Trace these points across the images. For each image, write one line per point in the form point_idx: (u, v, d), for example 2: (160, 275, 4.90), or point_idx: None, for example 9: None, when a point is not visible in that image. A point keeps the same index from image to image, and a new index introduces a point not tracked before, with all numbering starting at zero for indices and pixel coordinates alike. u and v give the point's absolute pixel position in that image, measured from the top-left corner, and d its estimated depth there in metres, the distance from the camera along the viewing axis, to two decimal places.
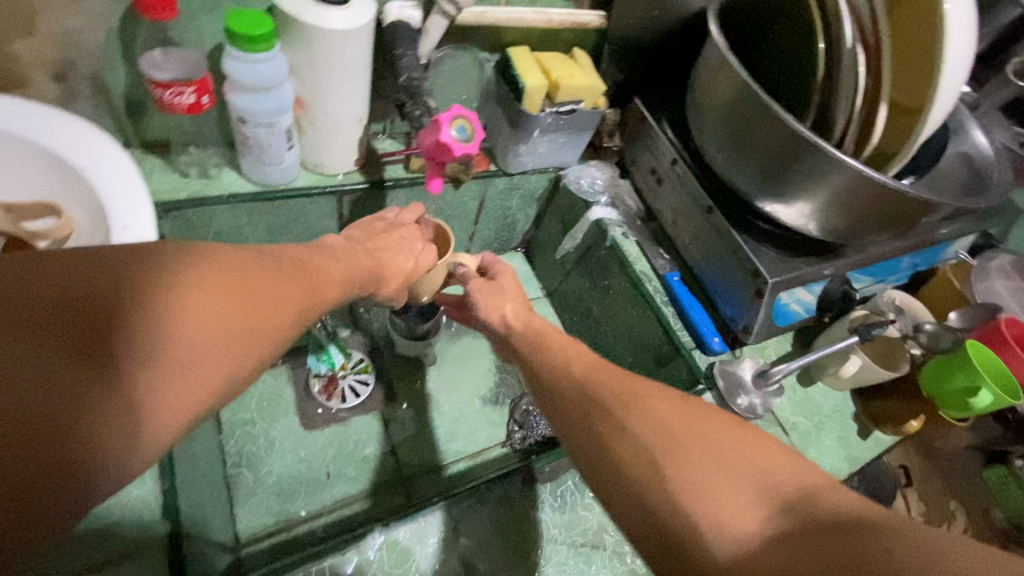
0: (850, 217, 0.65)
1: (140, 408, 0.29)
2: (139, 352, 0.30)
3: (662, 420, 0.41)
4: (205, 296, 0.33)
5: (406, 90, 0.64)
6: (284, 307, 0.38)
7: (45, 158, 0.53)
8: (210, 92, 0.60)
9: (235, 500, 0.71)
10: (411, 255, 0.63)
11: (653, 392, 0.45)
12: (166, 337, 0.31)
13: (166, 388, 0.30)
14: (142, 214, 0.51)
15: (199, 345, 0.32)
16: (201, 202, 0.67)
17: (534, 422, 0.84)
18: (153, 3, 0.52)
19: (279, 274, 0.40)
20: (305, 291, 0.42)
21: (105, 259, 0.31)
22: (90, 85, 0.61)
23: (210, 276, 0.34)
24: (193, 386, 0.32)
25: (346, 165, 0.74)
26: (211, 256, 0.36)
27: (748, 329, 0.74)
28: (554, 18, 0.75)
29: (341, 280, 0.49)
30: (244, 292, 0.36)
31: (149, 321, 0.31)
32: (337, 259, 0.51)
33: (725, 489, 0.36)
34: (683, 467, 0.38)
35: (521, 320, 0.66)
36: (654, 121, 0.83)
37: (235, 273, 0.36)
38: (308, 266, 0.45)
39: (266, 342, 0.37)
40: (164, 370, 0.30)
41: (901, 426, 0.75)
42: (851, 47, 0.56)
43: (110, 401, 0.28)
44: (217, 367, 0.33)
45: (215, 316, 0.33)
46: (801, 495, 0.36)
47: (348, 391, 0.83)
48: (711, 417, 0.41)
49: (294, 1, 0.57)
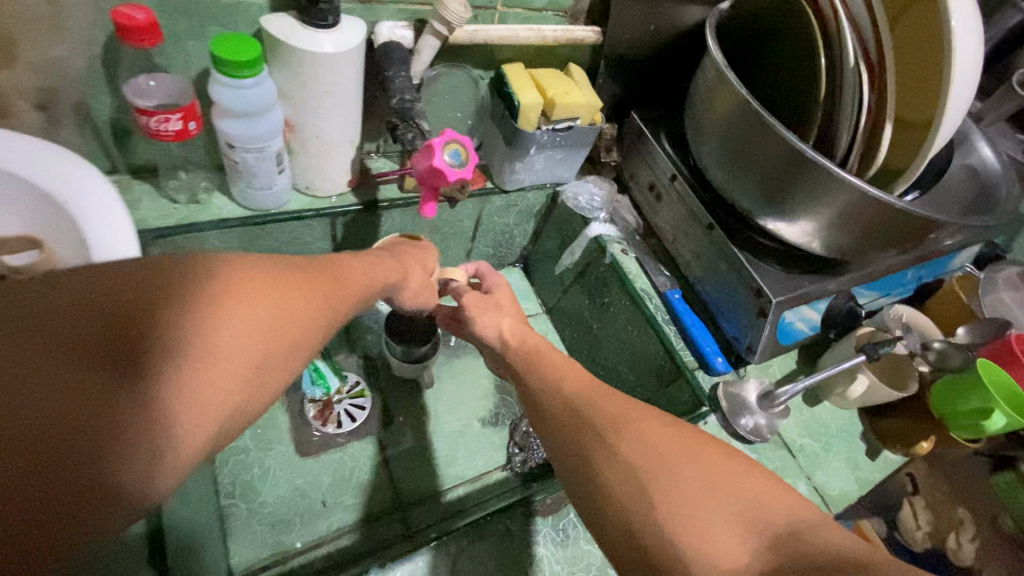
0: (855, 234, 0.64)
1: (162, 440, 0.27)
2: (161, 380, 0.28)
3: (652, 441, 0.41)
4: (229, 317, 0.31)
5: (398, 112, 0.62)
6: (311, 324, 0.36)
7: (28, 190, 0.52)
8: (196, 117, 0.59)
9: (229, 533, 0.69)
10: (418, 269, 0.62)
11: (649, 424, 0.43)
12: (189, 363, 0.29)
13: (188, 418, 0.28)
14: (130, 243, 0.50)
15: (222, 369, 0.30)
16: (190, 227, 0.65)
17: (535, 444, 0.81)
18: (138, 31, 0.51)
19: (308, 288, 0.37)
20: (334, 306, 0.39)
21: (131, 268, 0.29)
22: (75, 113, 0.60)
23: (236, 294, 0.32)
24: (218, 414, 0.30)
25: (338, 187, 0.73)
26: (239, 264, 0.33)
27: (752, 349, 0.72)
28: (548, 34, 0.74)
29: (370, 290, 0.47)
30: (270, 309, 0.33)
31: (171, 347, 0.28)
32: (368, 265, 0.48)
33: (714, 517, 0.36)
34: (679, 505, 0.37)
35: (518, 335, 0.64)
36: (652, 136, 0.82)
37: (266, 284, 0.34)
38: (340, 275, 0.42)
39: (290, 361, 0.35)
40: (187, 399, 0.28)
41: (911, 447, 0.73)
42: (853, 65, 0.55)
43: (130, 433, 0.27)
44: (240, 393, 0.31)
45: (241, 339, 0.31)
46: (790, 529, 0.35)
47: (344, 416, 0.82)
48: (707, 451, 0.41)
49: (279, 25, 0.56)
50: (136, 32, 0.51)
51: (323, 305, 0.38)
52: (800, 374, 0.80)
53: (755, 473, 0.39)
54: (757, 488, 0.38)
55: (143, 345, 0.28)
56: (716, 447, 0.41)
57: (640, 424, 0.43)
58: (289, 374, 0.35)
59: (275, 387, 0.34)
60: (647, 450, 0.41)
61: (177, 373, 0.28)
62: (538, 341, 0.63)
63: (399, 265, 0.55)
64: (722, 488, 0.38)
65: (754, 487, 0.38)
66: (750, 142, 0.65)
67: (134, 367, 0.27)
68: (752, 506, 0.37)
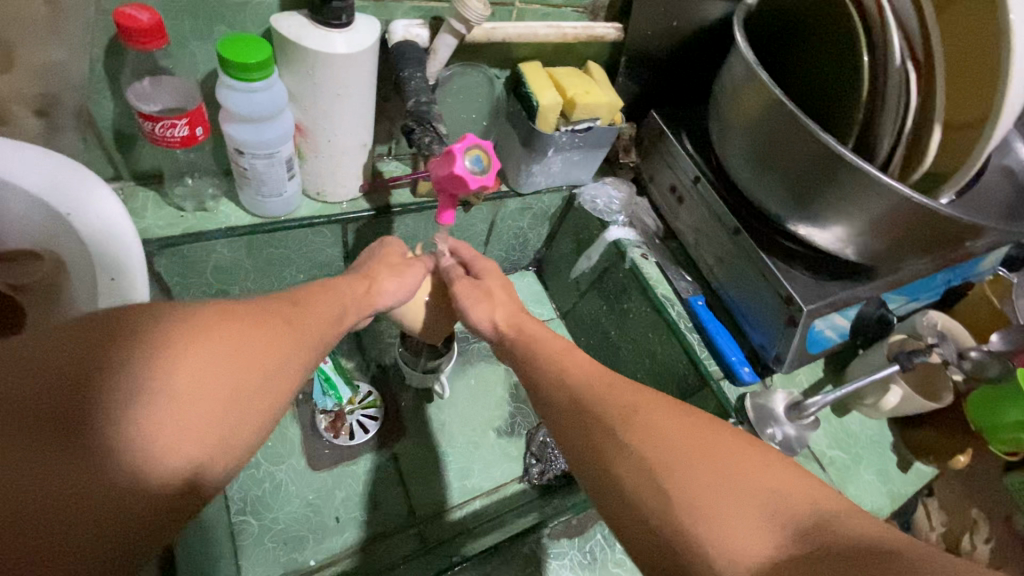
0: (891, 241, 0.61)
1: (144, 475, 0.31)
2: (131, 421, 0.31)
3: (670, 443, 0.38)
4: (187, 358, 0.34)
5: (415, 115, 0.60)
6: (277, 352, 0.39)
7: (30, 201, 0.49)
8: (204, 122, 0.56)
9: (240, 552, 0.68)
10: (392, 269, 0.59)
11: (667, 423, 0.40)
12: (157, 404, 0.32)
13: (165, 452, 0.32)
14: (130, 246, 0.48)
15: (189, 406, 0.33)
16: (198, 237, 0.63)
17: (552, 456, 0.79)
18: (142, 33, 0.48)
19: (267, 319, 0.40)
20: (299, 331, 0.42)
21: (85, 332, 0.33)
22: (76, 119, 0.57)
23: (190, 335, 0.35)
24: (195, 446, 0.33)
25: (350, 193, 0.70)
26: (192, 315, 0.36)
27: (780, 358, 0.69)
28: (568, 31, 0.71)
29: (344, 312, 0.49)
30: (226, 344, 0.36)
31: (136, 392, 0.32)
32: (342, 291, 0.50)
33: (732, 513, 0.34)
34: (702, 507, 0.35)
35: (517, 323, 0.58)
36: (673, 136, 0.79)
37: (218, 324, 0.37)
38: (302, 305, 0.44)
39: (264, 390, 0.38)
40: (160, 437, 0.32)
41: (945, 460, 0.72)
42: (900, 65, 0.52)
43: (114, 473, 0.31)
44: (215, 425, 0.34)
45: (203, 376, 0.34)
46: (815, 522, 0.33)
47: (356, 427, 0.80)
48: (724, 442, 0.38)
49: (291, 24, 0.53)
50: (139, 34, 0.48)
51: (286, 332, 0.40)
52: (828, 382, 0.77)
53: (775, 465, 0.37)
54: (780, 481, 0.36)
55: (109, 395, 0.31)
56: (738, 439, 0.39)
57: (659, 423, 0.40)
58: (267, 402, 0.38)
59: (255, 414, 0.37)
60: (658, 442, 0.39)
61: (145, 416, 0.32)
62: (533, 329, 0.56)
63: (367, 280, 0.55)
64: (739, 484, 0.35)
65: (772, 479, 0.36)
66: (778, 145, 0.62)
67: (104, 416, 0.31)
68: (779, 503, 0.35)
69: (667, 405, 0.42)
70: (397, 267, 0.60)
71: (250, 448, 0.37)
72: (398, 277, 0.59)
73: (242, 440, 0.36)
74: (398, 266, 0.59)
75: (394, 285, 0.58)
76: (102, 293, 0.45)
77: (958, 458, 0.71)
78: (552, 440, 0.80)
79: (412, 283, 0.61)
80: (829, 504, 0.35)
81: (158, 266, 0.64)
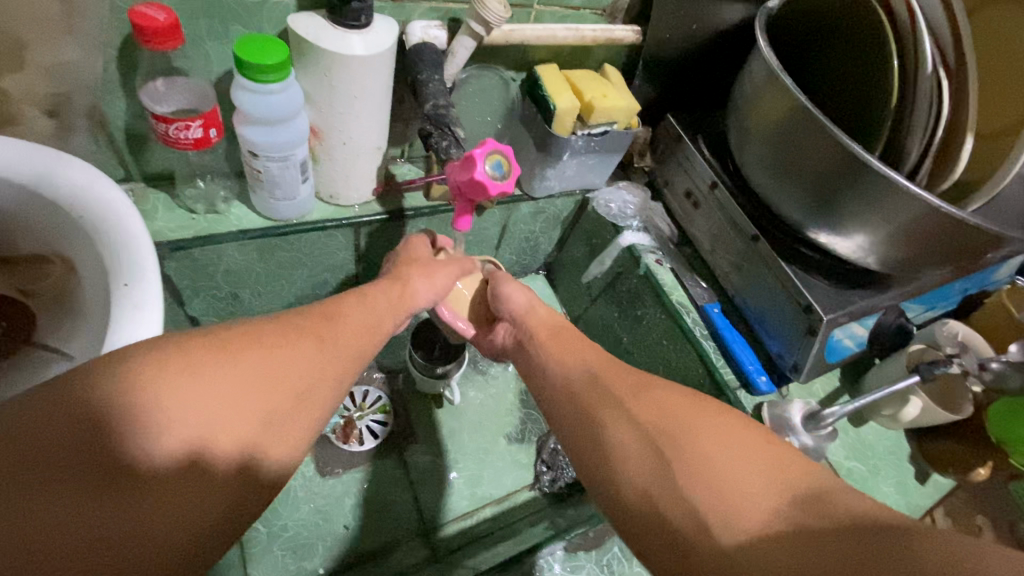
0: (915, 251, 0.59)
1: (155, 473, 0.31)
2: (161, 448, 0.32)
3: (697, 441, 0.37)
4: (210, 380, 0.34)
5: (432, 118, 0.59)
6: (307, 371, 0.39)
7: (37, 203, 0.48)
8: (218, 124, 0.55)
9: (247, 560, 0.67)
10: (419, 267, 0.58)
11: (688, 410, 0.40)
12: (183, 428, 0.32)
13: (197, 474, 0.33)
14: (142, 252, 0.46)
15: (218, 427, 0.34)
16: (208, 239, 0.62)
17: (564, 463, 0.78)
18: (157, 34, 0.47)
19: (296, 339, 0.39)
20: (332, 348, 0.41)
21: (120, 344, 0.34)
22: (88, 119, 0.56)
23: (211, 358, 0.35)
24: (202, 441, 0.33)
25: (362, 197, 0.69)
26: (220, 328, 0.37)
27: (797, 368, 0.69)
28: (587, 34, 0.69)
29: (383, 325, 0.48)
30: (252, 364, 0.36)
31: (164, 419, 0.32)
32: (379, 296, 0.50)
33: (734, 477, 0.35)
34: (703, 475, 0.35)
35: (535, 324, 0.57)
36: (690, 140, 0.77)
37: (235, 331, 0.37)
38: (331, 313, 0.44)
39: (296, 407, 0.38)
40: (190, 460, 0.33)
41: (965, 473, 0.70)
42: (933, 70, 0.51)
43: (150, 490, 0.31)
44: (244, 443, 0.35)
45: (227, 396, 0.34)
46: (812, 492, 0.33)
47: (365, 432, 0.79)
48: (739, 430, 0.38)
49: (309, 25, 0.52)
50: (154, 33, 0.47)
51: (317, 349, 0.40)
52: (844, 392, 0.76)
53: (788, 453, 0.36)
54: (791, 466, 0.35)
55: (137, 425, 0.31)
56: (755, 428, 0.38)
57: (678, 411, 0.40)
58: (300, 417, 0.38)
59: (286, 431, 0.37)
60: (666, 419, 0.40)
61: (171, 442, 0.32)
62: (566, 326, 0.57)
63: (400, 283, 0.54)
64: (746, 457, 0.36)
65: (780, 462, 0.35)
66: (799, 150, 0.61)
67: (133, 445, 0.31)
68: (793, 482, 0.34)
69: (698, 404, 0.41)
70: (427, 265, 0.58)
71: (285, 463, 0.38)
72: (428, 278, 0.57)
73: (276, 455, 0.37)
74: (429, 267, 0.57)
75: (427, 288, 0.56)
76: (114, 300, 0.44)
77: (977, 470, 0.69)
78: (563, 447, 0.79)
79: (442, 282, 0.59)
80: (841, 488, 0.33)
81: (169, 269, 0.63)
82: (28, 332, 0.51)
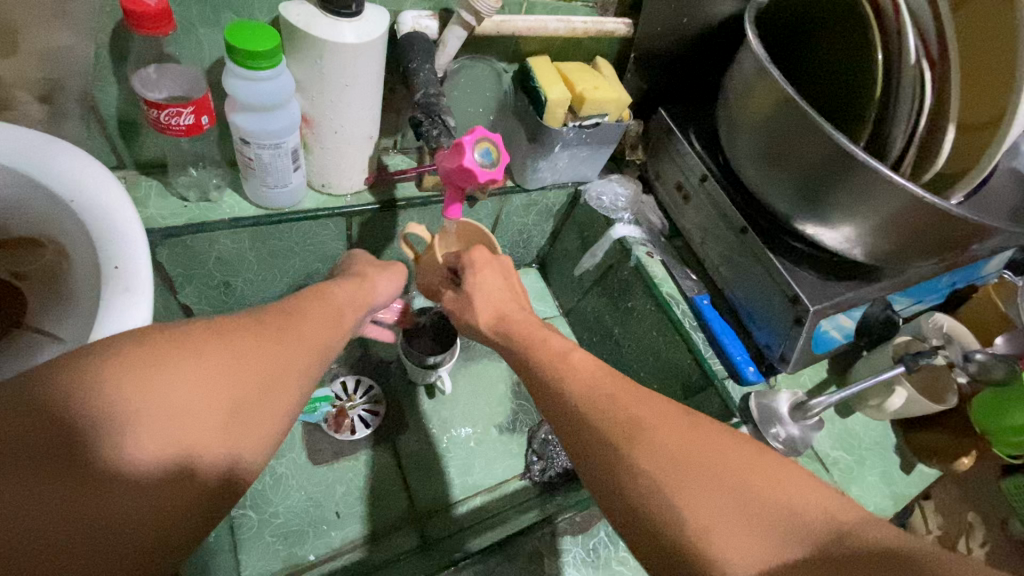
0: (898, 243, 0.60)
1: (137, 477, 0.32)
2: (138, 447, 0.32)
3: (678, 443, 0.37)
4: (177, 377, 0.34)
5: (423, 107, 0.60)
6: (273, 364, 0.39)
7: (27, 187, 0.48)
8: (209, 111, 0.56)
9: (239, 546, 0.67)
10: (377, 267, 0.59)
11: (659, 415, 0.39)
12: (152, 427, 0.32)
13: (171, 471, 0.33)
14: (131, 231, 0.47)
15: (187, 424, 0.34)
16: (200, 227, 0.62)
17: (555, 453, 0.79)
18: (148, 19, 0.47)
19: (255, 332, 0.39)
20: (297, 340, 0.42)
21: (98, 342, 0.34)
22: (80, 106, 0.57)
23: (175, 354, 0.35)
24: (185, 442, 0.33)
25: (354, 186, 0.69)
26: (199, 327, 0.37)
27: (785, 358, 0.69)
28: (578, 26, 0.70)
29: (344, 317, 0.49)
30: (218, 358, 0.36)
31: (132, 418, 0.32)
32: (345, 293, 0.51)
33: (744, 523, 0.34)
34: (685, 497, 0.35)
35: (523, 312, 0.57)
36: (681, 133, 0.78)
37: (215, 331, 0.37)
38: (300, 312, 0.44)
39: (274, 402, 0.39)
40: (163, 458, 0.33)
41: (950, 462, 0.71)
42: (915, 63, 0.52)
43: (132, 494, 0.31)
44: (218, 439, 0.35)
45: (197, 392, 0.34)
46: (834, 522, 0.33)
47: (357, 422, 0.79)
48: (722, 443, 0.37)
49: (300, 12, 0.52)
50: (145, 19, 0.47)
51: (282, 342, 0.40)
52: (833, 383, 0.76)
53: (776, 469, 0.36)
54: (779, 487, 0.35)
55: (104, 425, 0.31)
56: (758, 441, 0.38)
57: (646, 414, 0.39)
58: (270, 410, 0.39)
59: (258, 423, 0.38)
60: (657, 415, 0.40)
61: (154, 445, 0.32)
62: None
63: (361, 278, 0.55)
64: (757, 498, 0.34)
65: (763, 482, 0.35)
66: (789, 144, 0.61)
67: (101, 446, 0.31)
68: (782, 514, 0.34)
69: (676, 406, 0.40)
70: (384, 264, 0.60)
71: (261, 454, 0.38)
72: (388, 276, 0.59)
73: (249, 449, 0.37)
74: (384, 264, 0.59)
75: (386, 285, 0.58)
76: (104, 282, 0.44)
77: (962, 460, 0.70)
78: (554, 437, 0.80)
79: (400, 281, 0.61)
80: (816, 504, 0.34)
81: (161, 256, 0.63)
82: (20, 313, 0.51)
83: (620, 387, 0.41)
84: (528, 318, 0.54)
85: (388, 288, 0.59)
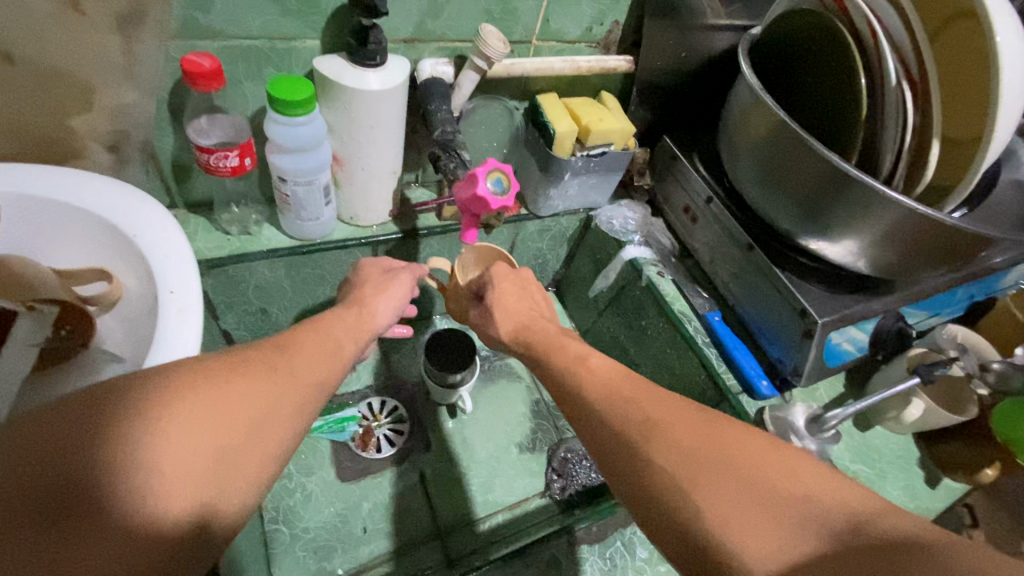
0: (902, 252, 0.62)
1: (144, 522, 0.31)
2: (147, 492, 0.32)
3: (685, 442, 0.38)
4: (170, 417, 0.34)
5: (440, 143, 0.65)
6: (264, 404, 0.39)
7: (98, 227, 0.55)
8: (251, 154, 0.63)
9: (272, 560, 0.70)
10: (378, 289, 0.60)
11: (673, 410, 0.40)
12: (152, 469, 0.32)
13: (175, 513, 0.33)
14: (184, 265, 0.53)
15: (181, 467, 0.33)
16: (241, 258, 0.69)
17: (574, 471, 0.82)
18: (201, 76, 0.54)
19: (253, 367, 0.41)
20: (290, 380, 0.42)
21: (113, 385, 0.35)
22: (141, 153, 0.64)
23: (182, 392, 0.36)
24: (193, 485, 0.34)
25: (380, 218, 0.75)
26: (204, 367, 0.38)
27: (798, 371, 0.70)
28: (582, 64, 0.76)
29: (345, 348, 0.49)
30: (211, 400, 0.36)
31: (132, 463, 0.32)
32: (342, 325, 0.52)
33: (747, 517, 0.34)
34: (702, 496, 0.35)
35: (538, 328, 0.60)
36: (685, 158, 0.82)
37: (218, 371, 0.38)
38: (299, 344, 0.46)
39: (273, 432, 0.39)
40: (169, 492, 0.33)
41: (974, 475, 0.71)
42: (895, 84, 0.56)
43: (141, 536, 0.31)
44: (214, 481, 0.35)
45: (201, 433, 0.35)
46: (842, 508, 0.33)
47: (383, 441, 0.83)
48: (736, 434, 0.38)
49: (331, 65, 0.59)
50: (201, 76, 0.54)
51: (273, 381, 0.41)
52: (849, 397, 0.77)
53: (783, 451, 0.37)
54: (792, 482, 0.35)
55: (93, 475, 0.31)
56: (761, 435, 0.39)
57: (652, 415, 0.41)
58: (268, 444, 0.39)
59: (257, 456, 0.38)
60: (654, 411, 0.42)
61: (161, 488, 0.32)
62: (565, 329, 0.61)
63: (358, 308, 0.56)
64: (765, 491, 0.35)
65: (771, 466, 0.36)
66: (790, 165, 0.64)
67: (101, 492, 0.31)
68: (795, 502, 0.34)
69: (681, 402, 0.41)
70: (382, 284, 0.61)
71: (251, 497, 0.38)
72: (384, 294, 0.60)
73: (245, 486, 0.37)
74: (382, 283, 0.61)
75: (382, 303, 0.59)
76: (159, 304, 0.50)
77: (985, 471, 0.70)
78: (574, 457, 0.83)
79: (401, 296, 0.62)
80: (828, 489, 0.35)
81: (207, 285, 0.70)
82: (87, 336, 0.55)
83: (626, 387, 0.44)
84: (538, 333, 0.57)
85: (385, 309, 0.59)
